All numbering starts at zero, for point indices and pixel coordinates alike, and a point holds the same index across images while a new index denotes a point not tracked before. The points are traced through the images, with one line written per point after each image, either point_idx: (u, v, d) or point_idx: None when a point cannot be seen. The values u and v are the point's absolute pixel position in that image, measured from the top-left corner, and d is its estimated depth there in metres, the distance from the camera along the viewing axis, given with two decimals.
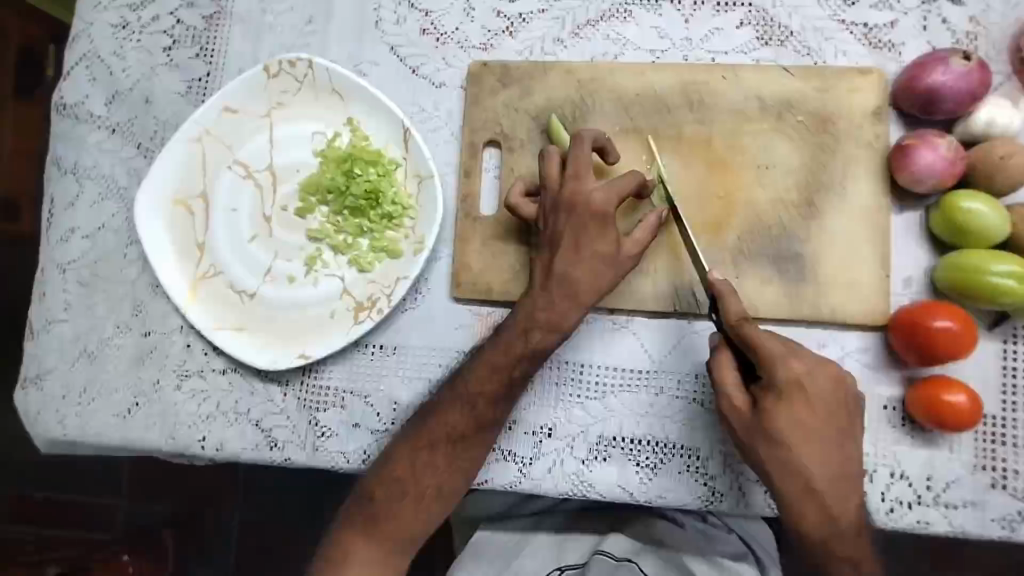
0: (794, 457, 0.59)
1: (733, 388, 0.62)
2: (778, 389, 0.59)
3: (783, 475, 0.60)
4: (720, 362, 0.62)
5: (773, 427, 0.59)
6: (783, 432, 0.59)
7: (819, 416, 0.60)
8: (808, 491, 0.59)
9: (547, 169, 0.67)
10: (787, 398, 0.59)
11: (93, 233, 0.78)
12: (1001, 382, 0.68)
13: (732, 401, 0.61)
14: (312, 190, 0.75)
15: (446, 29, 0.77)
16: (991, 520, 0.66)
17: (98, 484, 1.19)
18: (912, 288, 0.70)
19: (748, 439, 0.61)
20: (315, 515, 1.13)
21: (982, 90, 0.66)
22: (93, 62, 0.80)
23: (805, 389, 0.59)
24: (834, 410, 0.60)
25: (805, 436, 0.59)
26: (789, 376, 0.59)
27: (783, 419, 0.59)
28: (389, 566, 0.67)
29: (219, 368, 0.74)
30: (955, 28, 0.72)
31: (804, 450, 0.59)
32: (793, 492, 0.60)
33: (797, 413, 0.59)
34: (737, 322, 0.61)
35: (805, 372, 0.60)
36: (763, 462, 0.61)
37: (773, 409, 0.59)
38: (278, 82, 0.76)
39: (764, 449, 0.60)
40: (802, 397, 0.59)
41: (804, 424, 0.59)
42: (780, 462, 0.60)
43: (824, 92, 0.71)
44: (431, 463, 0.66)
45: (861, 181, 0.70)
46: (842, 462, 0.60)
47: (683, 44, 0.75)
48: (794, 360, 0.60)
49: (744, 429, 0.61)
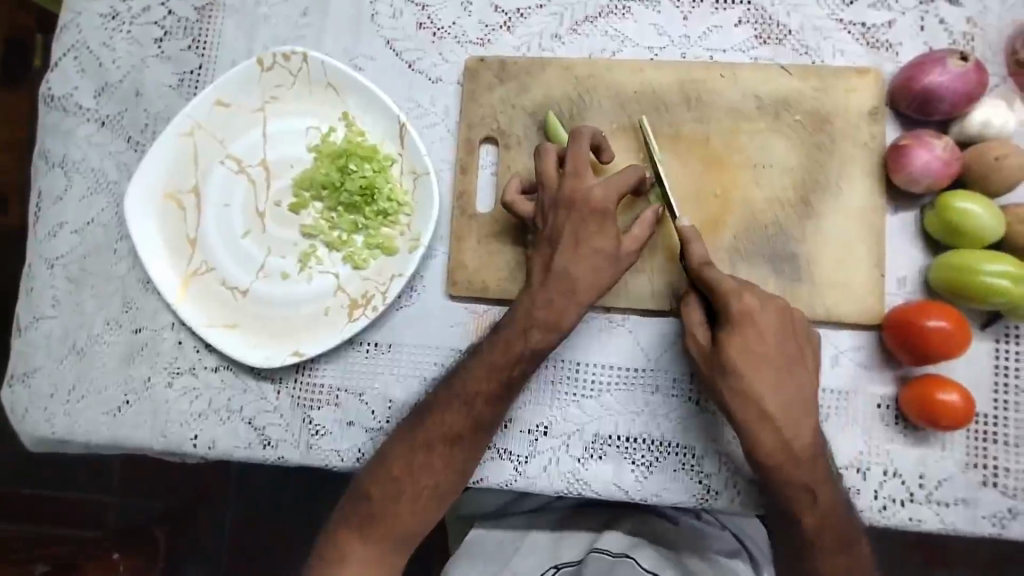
0: (747, 382, 0.61)
1: (697, 326, 0.65)
2: (731, 321, 0.62)
3: (740, 405, 0.62)
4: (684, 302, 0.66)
5: (726, 356, 0.62)
6: (736, 362, 0.62)
7: (772, 345, 0.62)
8: (762, 417, 0.61)
9: (544, 166, 0.67)
10: (740, 330, 0.62)
11: (81, 228, 0.76)
12: (993, 381, 0.68)
13: (694, 338, 0.64)
14: (306, 186, 0.74)
15: (443, 23, 0.77)
16: (982, 517, 0.66)
17: (88, 481, 1.18)
18: (906, 288, 0.70)
19: (707, 372, 0.64)
20: (307, 512, 1.13)
21: (978, 91, 0.67)
22: (81, 53, 0.79)
23: (757, 320, 0.62)
24: (787, 340, 0.62)
25: (755, 361, 0.61)
26: (741, 310, 0.62)
27: (736, 349, 0.62)
28: (385, 566, 0.67)
29: (210, 366, 0.73)
30: (952, 29, 0.72)
31: (756, 377, 0.61)
32: (748, 420, 0.62)
33: (749, 343, 0.62)
34: (698, 267, 0.63)
35: (758, 307, 0.62)
36: (720, 393, 0.63)
37: (726, 341, 0.62)
38: (273, 76, 0.75)
39: (723, 380, 0.62)
40: (753, 325, 0.62)
41: (757, 356, 0.62)
42: (735, 391, 0.62)
43: (821, 92, 0.72)
44: (428, 463, 0.66)
45: (857, 181, 0.71)
46: (798, 393, 0.62)
47: (682, 41, 0.75)
48: (747, 293, 0.62)
49: (705, 363, 0.64)
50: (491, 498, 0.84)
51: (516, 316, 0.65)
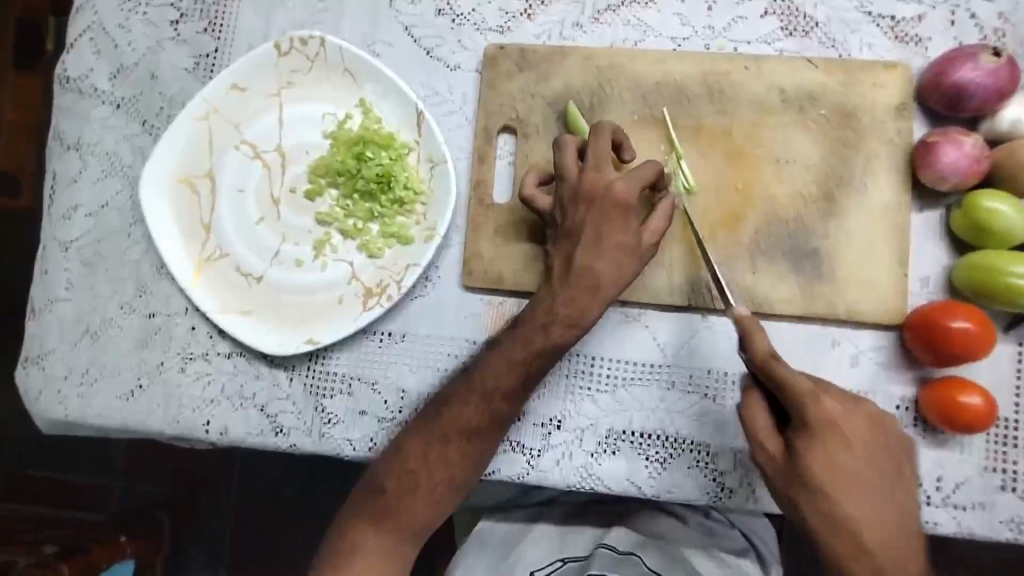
0: (837, 506, 0.56)
1: (765, 435, 0.59)
2: (812, 433, 0.56)
3: (830, 529, 0.56)
4: (747, 405, 0.60)
5: (814, 476, 0.56)
6: (824, 485, 0.56)
7: (863, 461, 0.57)
8: (859, 551, 0.56)
9: (565, 162, 0.66)
10: (824, 444, 0.56)
11: (96, 211, 0.76)
12: (1014, 384, 0.67)
13: (764, 449, 0.58)
14: (322, 172, 0.74)
15: (462, 10, 0.75)
16: (1000, 522, 0.66)
17: (96, 463, 1.18)
18: (929, 288, 0.69)
19: (786, 490, 0.58)
20: (314, 499, 1.13)
21: (1010, 88, 0.65)
22: (97, 34, 0.78)
23: (843, 431, 0.56)
24: (876, 454, 0.57)
25: (848, 486, 0.56)
26: (823, 418, 0.56)
27: (823, 468, 0.56)
28: (398, 556, 0.66)
29: (223, 352, 0.73)
30: (983, 24, 0.70)
31: (848, 502, 0.56)
32: (838, 541, 0.56)
33: (838, 459, 0.56)
34: (765, 358, 0.58)
35: (841, 414, 0.57)
36: (806, 518, 0.57)
37: (809, 458, 0.56)
38: (289, 60, 0.74)
39: (808, 506, 0.57)
40: (841, 440, 0.56)
41: (846, 469, 0.56)
42: (822, 514, 0.56)
43: (847, 86, 0.70)
44: (444, 457, 0.65)
45: (883, 178, 0.69)
46: (892, 514, 0.57)
47: (705, 32, 0.73)
48: (827, 399, 0.57)
49: (782, 478, 0.58)
50: (495, 491, 0.83)
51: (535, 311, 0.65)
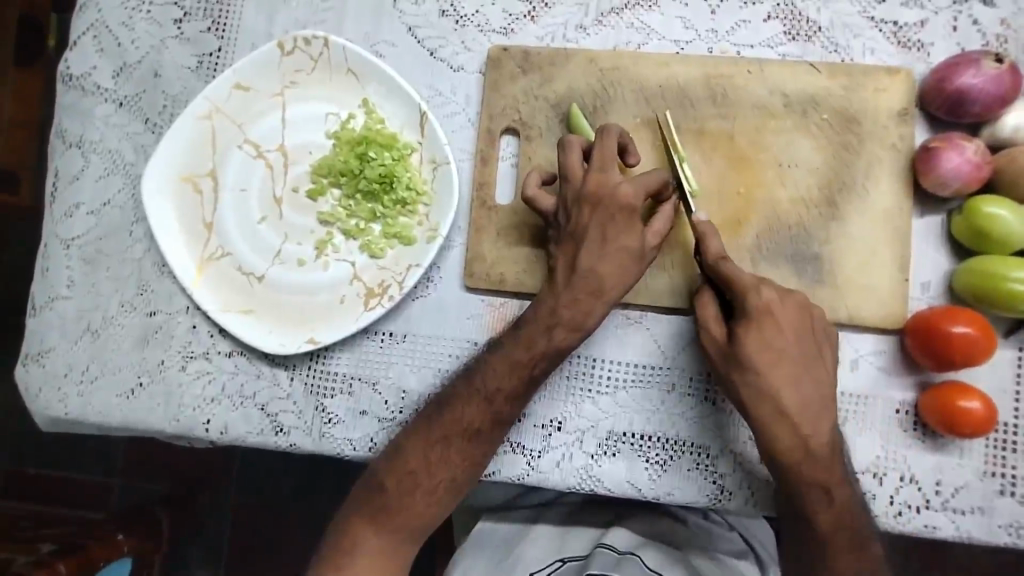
0: (766, 380, 0.61)
1: (712, 322, 0.64)
2: (749, 316, 0.61)
3: (758, 401, 0.61)
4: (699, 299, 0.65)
5: (745, 350, 0.61)
6: (755, 360, 0.61)
7: (792, 341, 0.61)
8: (781, 416, 0.61)
9: (569, 164, 0.66)
10: (758, 324, 0.61)
11: (98, 209, 0.76)
12: (1015, 389, 0.67)
13: (710, 335, 0.64)
14: (324, 172, 0.74)
15: (466, 12, 0.75)
16: (999, 527, 0.66)
17: (93, 462, 1.18)
18: (930, 293, 0.69)
19: (724, 368, 0.63)
20: (313, 498, 1.13)
21: (1012, 94, 0.65)
22: (100, 32, 0.78)
23: (775, 315, 0.61)
24: (807, 339, 0.62)
25: (775, 360, 0.61)
26: (760, 304, 0.61)
27: (755, 345, 0.61)
28: (397, 558, 0.66)
29: (224, 351, 0.73)
30: (985, 30, 0.71)
31: (775, 373, 0.61)
32: (764, 410, 0.61)
33: (768, 338, 0.61)
34: (714, 259, 0.63)
35: (777, 300, 0.62)
36: (738, 391, 0.62)
37: (743, 336, 0.61)
38: (292, 60, 0.74)
39: (739, 378, 0.62)
40: (772, 320, 0.61)
41: (778, 348, 0.61)
42: (752, 388, 0.61)
43: (850, 91, 0.70)
44: (442, 455, 0.66)
45: (884, 183, 0.70)
46: (817, 389, 0.61)
47: (709, 36, 0.73)
48: (765, 288, 0.62)
49: (721, 358, 0.63)
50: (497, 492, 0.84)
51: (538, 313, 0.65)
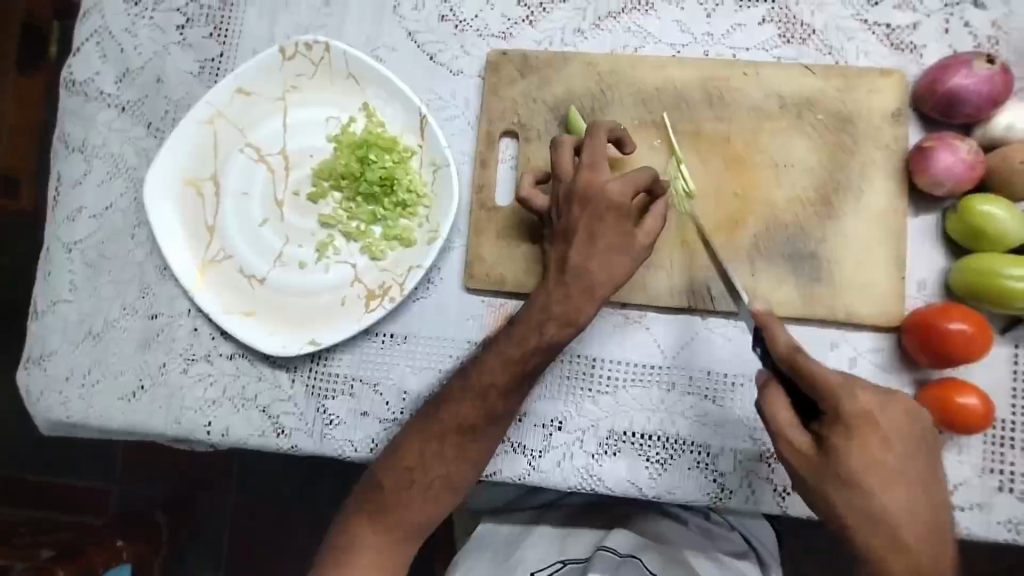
0: (874, 501, 0.53)
1: (791, 427, 0.57)
2: (847, 425, 0.54)
3: (864, 526, 0.54)
4: (769, 398, 0.58)
5: (849, 468, 0.54)
6: (858, 479, 0.54)
7: (897, 453, 0.54)
8: (898, 545, 0.53)
9: (562, 163, 0.67)
10: (859, 435, 0.54)
11: (100, 213, 0.77)
12: (1011, 386, 0.68)
13: (791, 442, 0.56)
14: (325, 175, 0.74)
15: (465, 16, 0.76)
16: (998, 523, 0.66)
17: (92, 468, 1.18)
18: (926, 291, 0.70)
19: (817, 483, 0.55)
20: (311, 502, 1.13)
21: (1003, 94, 0.66)
22: (103, 38, 0.78)
23: (877, 422, 0.54)
24: (911, 450, 0.55)
25: (883, 477, 0.54)
26: (858, 411, 0.54)
27: (857, 460, 0.54)
28: (396, 554, 0.67)
29: (226, 353, 0.73)
30: (977, 32, 0.72)
31: (886, 495, 0.53)
32: (881, 542, 0.53)
33: (873, 450, 0.54)
34: (788, 354, 0.57)
35: (875, 405, 0.55)
36: (841, 516, 0.54)
37: (842, 450, 0.54)
38: (294, 65, 0.75)
39: (844, 500, 0.54)
40: (874, 431, 0.54)
41: (882, 464, 0.54)
42: (856, 510, 0.54)
43: (844, 92, 0.71)
44: (441, 454, 0.66)
45: (879, 183, 0.70)
46: (924, 507, 0.54)
47: (705, 39, 0.74)
48: (861, 391, 0.55)
49: (812, 472, 0.55)
50: (504, 491, 0.84)
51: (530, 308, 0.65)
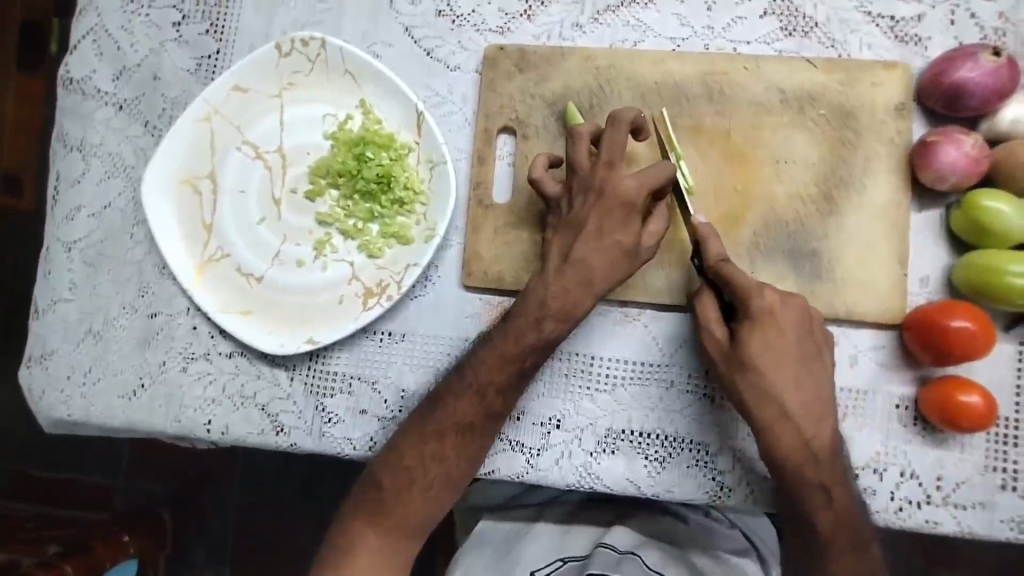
0: (767, 379, 0.61)
1: (714, 323, 0.64)
2: (750, 317, 0.61)
3: (760, 402, 0.61)
4: (699, 298, 0.65)
5: (748, 354, 0.61)
6: (756, 360, 0.61)
7: (794, 342, 0.61)
8: (784, 418, 0.61)
9: (577, 154, 0.66)
10: (761, 327, 0.61)
11: (99, 212, 0.77)
12: (1015, 384, 0.67)
13: (711, 336, 0.64)
14: (322, 173, 0.74)
15: (462, 11, 0.76)
16: (1000, 522, 0.66)
17: (99, 464, 1.19)
18: (929, 287, 0.69)
19: (725, 368, 0.63)
20: (314, 495, 1.14)
21: (1009, 88, 0.65)
22: (100, 36, 0.78)
23: (778, 317, 0.61)
24: (807, 339, 0.62)
25: (778, 360, 0.61)
26: (763, 306, 0.61)
27: (757, 346, 0.61)
28: (396, 555, 0.67)
29: (225, 352, 0.74)
30: (983, 23, 0.70)
31: (778, 375, 0.61)
32: (767, 414, 0.61)
33: (771, 338, 0.61)
34: (715, 262, 0.63)
35: (779, 302, 0.62)
36: (739, 392, 0.62)
37: (746, 338, 0.61)
38: (289, 61, 0.75)
39: (742, 380, 0.62)
40: (774, 323, 0.61)
41: (779, 348, 0.61)
42: (754, 389, 0.61)
43: (847, 86, 0.70)
44: (439, 453, 0.66)
45: (882, 178, 0.69)
46: (819, 389, 0.61)
47: (705, 32, 0.73)
48: (769, 290, 0.62)
49: (723, 361, 0.63)
50: (501, 490, 0.85)
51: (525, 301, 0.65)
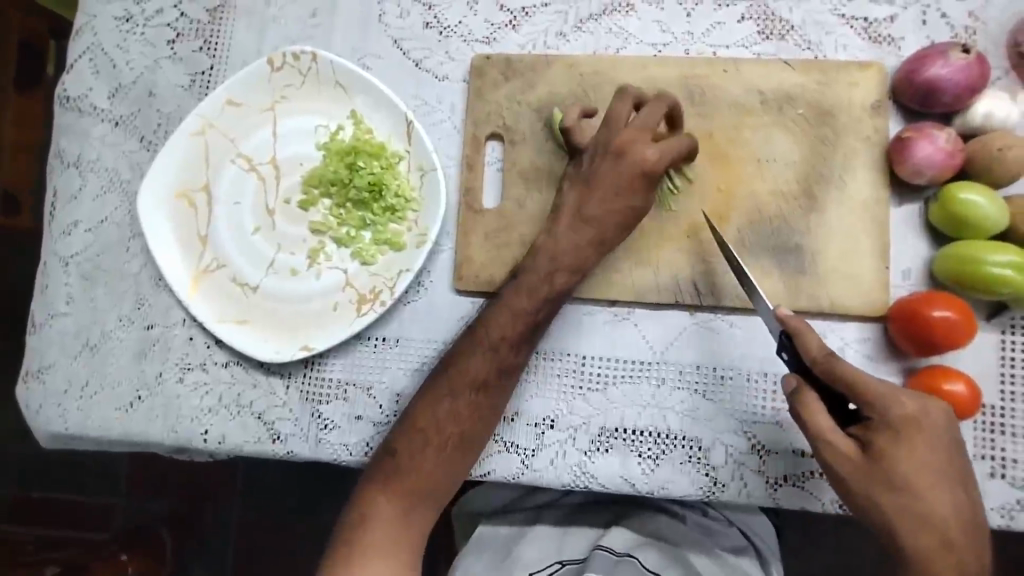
0: (921, 503, 0.56)
1: (834, 432, 0.58)
2: (894, 430, 0.56)
3: (916, 528, 0.56)
4: (805, 404, 0.59)
5: (898, 472, 0.56)
6: (908, 480, 0.56)
7: (940, 456, 0.56)
8: (945, 546, 0.56)
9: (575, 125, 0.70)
10: (907, 441, 0.56)
11: (95, 227, 0.78)
12: (999, 372, 0.68)
13: (835, 448, 0.58)
14: (315, 183, 0.76)
15: (449, 23, 0.78)
16: (991, 509, 0.66)
17: (98, 482, 1.19)
18: (911, 280, 0.70)
19: (864, 486, 0.57)
20: (312, 511, 1.14)
21: (981, 83, 0.67)
22: (96, 55, 0.80)
23: (923, 428, 0.56)
24: (950, 450, 0.57)
25: (930, 481, 0.56)
26: (904, 414, 0.56)
27: (907, 464, 0.56)
28: (409, 523, 0.67)
29: (221, 361, 0.75)
30: (954, 22, 0.73)
31: (932, 496, 0.56)
32: (926, 544, 0.56)
33: (920, 455, 0.56)
34: (822, 360, 0.58)
35: (919, 410, 0.57)
36: (887, 516, 0.57)
37: (891, 453, 0.56)
38: (282, 75, 0.77)
39: (891, 501, 0.56)
40: (920, 436, 0.56)
41: (928, 464, 0.56)
42: (904, 511, 0.56)
43: (824, 85, 0.72)
44: (454, 413, 0.66)
45: (861, 175, 0.71)
46: (967, 506, 0.57)
47: (685, 38, 0.75)
48: (905, 398, 0.57)
49: (858, 477, 0.57)
50: (500, 494, 0.84)
51: (511, 301, 0.67)
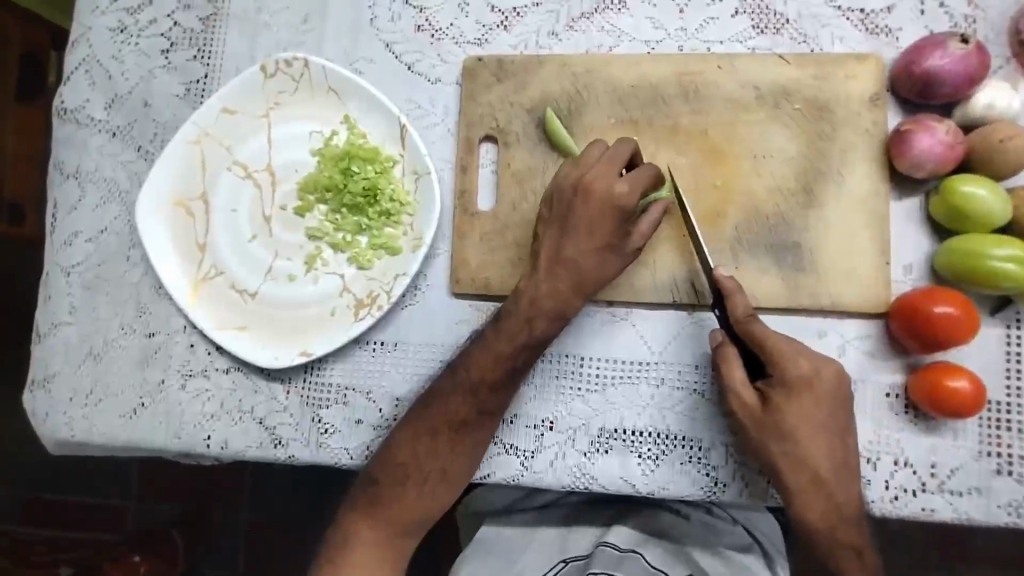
0: (800, 450, 0.63)
1: (740, 384, 0.64)
2: (788, 385, 0.63)
3: (793, 468, 0.63)
4: (725, 358, 0.65)
5: (784, 422, 0.62)
6: (793, 430, 0.62)
7: (827, 411, 0.62)
8: (815, 484, 0.63)
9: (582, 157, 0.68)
10: (796, 396, 0.62)
11: (96, 236, 0.78)
12: (1005, 367, 0.67)
13: (740, 398, 0.64)
14: (310, 189, 0.76)
15: (440, 25, 0.78)
16: (997, 506, 0.65)
17: (109, 486, 1.21)
18: (912, 275, 0.69)
19: (759, 434, 0.64)
20: (317, 515, 1.15)
21: (981, 73, 0.66)
22: (92, 66, 0.81)
23: (814, 387, 0.62)
24: (839, 406, 0.63)
25: (811, 431, 0.62)
26: (799, 375, 0.62)
27: (794, 416, 0.62)
28: (397, 547, 0.70)
29: (222, 367, 0.75)
30: (953, 11, 0.71)
31: (812, 445, 0.62)
32: (800, 483, 0.63)
33: (806, 408, 0.62)
34: (743, 320, 0.63)
35: (816, 371, 0.62)
36: (772, 459, 0.64)
37: (783, 406, 0.63)
38: (275, 82, 0.77)
39: (775, 446, 0.63)
40: (810, 394, 0.62)
41: (813, 417, 0.62)
42: (786, 455, 0.63)
43: (820, 79, 0.71)
44: (435, 450, 0.68)
45: (860, 169, 0.70)
46: (845, 452, 0.63)
47: (678, 34, 0.75)
48: (802, 359, 0.62)
49: (754, 424, 0.64)
50: (502, 494, 0.84)
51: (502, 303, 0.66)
